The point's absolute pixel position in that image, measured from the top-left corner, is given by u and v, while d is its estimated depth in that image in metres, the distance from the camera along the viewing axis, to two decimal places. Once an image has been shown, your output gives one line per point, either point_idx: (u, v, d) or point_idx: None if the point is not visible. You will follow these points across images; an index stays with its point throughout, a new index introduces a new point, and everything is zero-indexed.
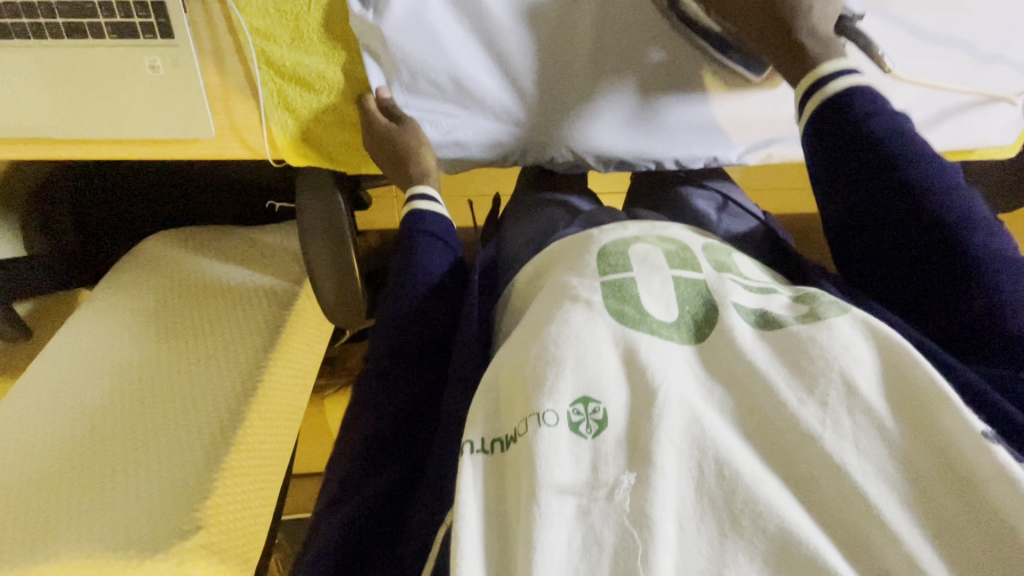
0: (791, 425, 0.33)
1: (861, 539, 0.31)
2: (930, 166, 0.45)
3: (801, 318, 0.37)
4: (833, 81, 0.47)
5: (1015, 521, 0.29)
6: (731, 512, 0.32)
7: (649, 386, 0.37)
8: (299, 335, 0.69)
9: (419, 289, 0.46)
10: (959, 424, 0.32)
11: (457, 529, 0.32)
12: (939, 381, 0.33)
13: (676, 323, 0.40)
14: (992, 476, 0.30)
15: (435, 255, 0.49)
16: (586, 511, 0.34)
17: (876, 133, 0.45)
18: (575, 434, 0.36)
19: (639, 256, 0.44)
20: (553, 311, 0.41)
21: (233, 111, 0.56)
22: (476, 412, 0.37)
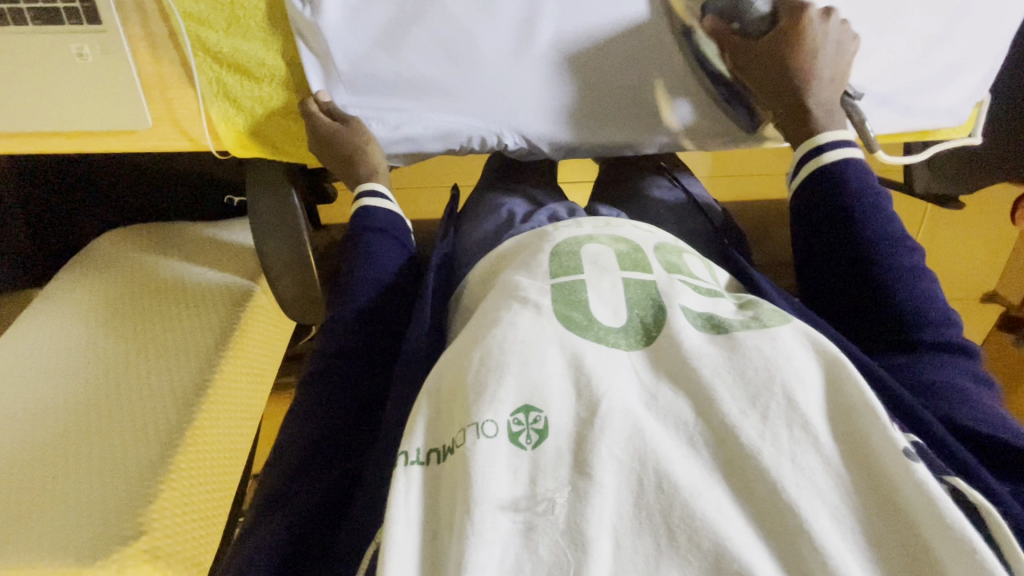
0: (730, 437, 0.34)
1: (795, 552, 0.32)
2: (898, 251, 0.49)
3: (747, 324, 0.39)
4: (828, 154, 0.54)
5: (929, 542, 0.31)
6: (668, 526, 0.32)
7: (592, 396, 0.35)
8: (253, 336, 0.71)
9: (367, 287, 0.52)
10: (886, 440, 0.33)
11: (385, 544, 0.32)
12: (870, 399, 0.35)
13: (625, 327, 0.40)
14: (912, 491, 0.32)
15: (388, 252, 0.56)
16: (519, 527, 0.33)
17: (856, 208, 0.51)
18: (514, 445, 0.35)
19: (593, 258, 0.44)
20: (502, 315, 0.39)
21: (171, 100, 0.59)
22: (416, 420, 0.37)
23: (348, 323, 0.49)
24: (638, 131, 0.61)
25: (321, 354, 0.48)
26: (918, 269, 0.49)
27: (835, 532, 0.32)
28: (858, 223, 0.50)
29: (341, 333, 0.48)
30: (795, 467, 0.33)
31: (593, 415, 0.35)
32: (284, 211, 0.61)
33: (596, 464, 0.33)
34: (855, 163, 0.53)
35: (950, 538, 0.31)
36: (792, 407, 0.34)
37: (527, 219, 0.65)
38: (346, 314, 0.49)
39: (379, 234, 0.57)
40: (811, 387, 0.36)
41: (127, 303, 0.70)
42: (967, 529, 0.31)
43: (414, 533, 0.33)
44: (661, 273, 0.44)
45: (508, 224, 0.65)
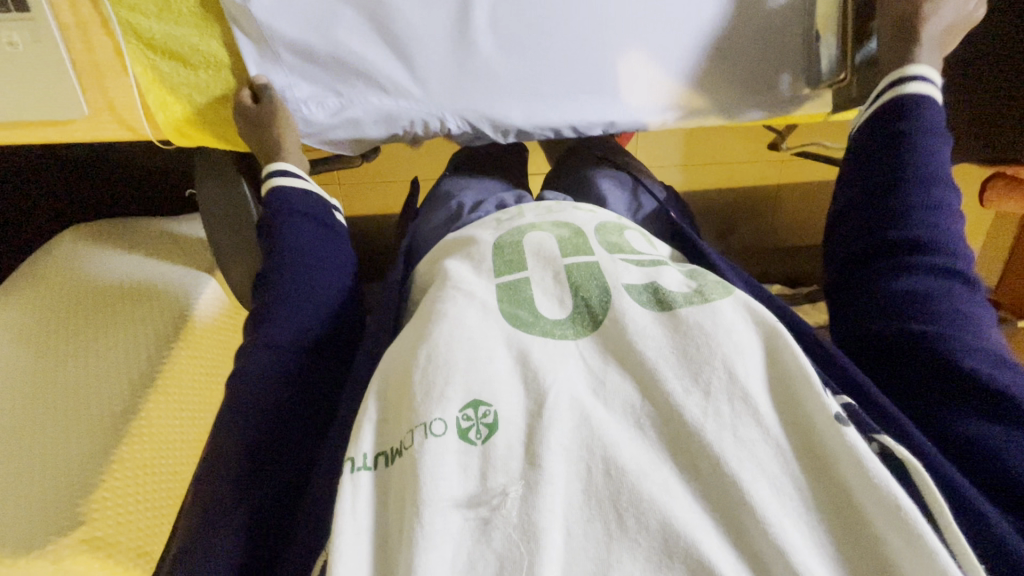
0: (674, 415, 0.34)
1: (741, 527, 0.31)
2: (938, 188, 0.48)
3: (688, 299, 0.40)
4: (909, 82, 0.52)
5: (868, 510, 0.31)
6: (617, 512, 0.32)
7: (540, 388, 0.36)
8: (206, 329, 0.70)
9: (285, 264, 0.50)
10: (819, 404, 0.33)
11: (331, 552, 0.31)
12: (806, 366, 0.35)
13: (570, 315, 0.42)
14: (845, 456, 0.32)
15: (302, 230, 0.54)
16: (472, 524, 0.32)
17: (910, 134, 0.50)
18: (463, 442, 0.34)
19: (534, 247, 0.46)
20: (442, 308, 0.41)
21: (107, 89, 0.55)
22: (363, 424, 0.36)
23: (277, 301, 0.47)
24: (583, 110, 0.60)
25: (250, 341, 0.46)
26: (951, 210, 0.48)
27: (777, 504, 0.31)
28: (909, 147, 0.49)
29: (282, 325, 0.46)
30: (737, 441, 0.33)
31: (541, 407, 0.35)
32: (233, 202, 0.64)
33: (545, 453, 0.33)
34: (932, 99, 0.52)
35: (879, 498, 0.30)
36: (732, 380, 0.35)
37: (476, 208, 0.65)
38: (275, 291, 0.48)
39: (294, 213, 0.55)
40: (751, 359, 0.36)
41: (68, 294, 0.67)
42: (892, 486, 0.30)
43: (364, 539, 0.33)
44: (601, 254, 0.46)
45: (456, 215, 0.65)
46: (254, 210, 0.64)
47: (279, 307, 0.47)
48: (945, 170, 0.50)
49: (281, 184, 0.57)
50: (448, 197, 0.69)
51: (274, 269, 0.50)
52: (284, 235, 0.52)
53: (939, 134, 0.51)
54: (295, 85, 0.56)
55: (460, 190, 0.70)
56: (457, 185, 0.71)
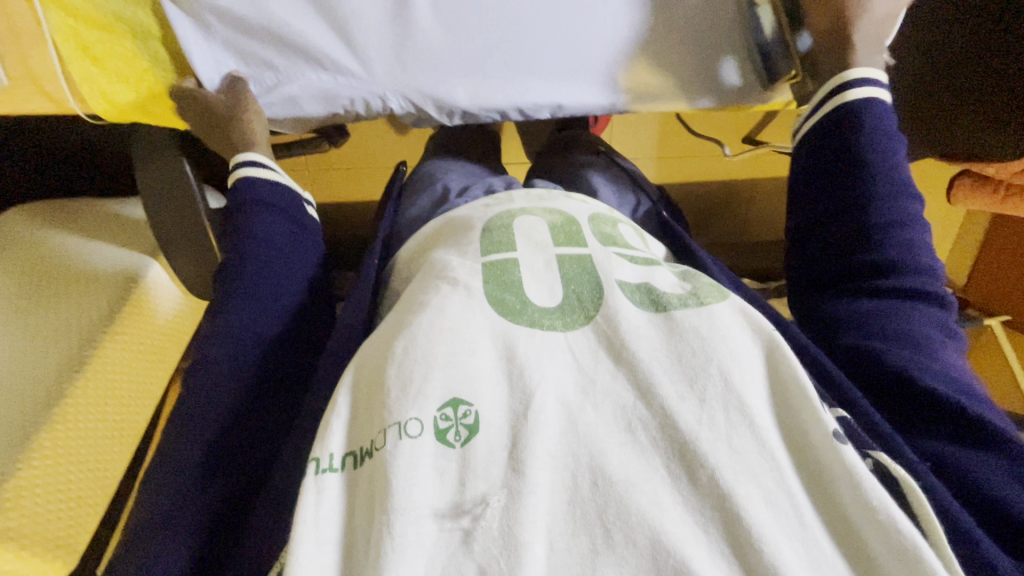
0: (667, 422, 0.32)
1: (733, 543, 0.29)
2: (898, 197, 0.46)
3: (684, 300, 0.38)
4: (854, 90, 0.50)
5: (863, 529, 0.29)
6: (604, 525, 0.30)
7: (526, 388, 0.33)
8: (147, 317, 0.66)
9: (247, 262, 0.45)
10: (814, 419, 0.32)
11: (290, 563, 0.28)
12: (803, 376, 0.33)
13: (561, 305, 0.39)
14: (841, 473, 0.30)
15: (269, 225, 0.49)
16: (450, 534, 0.30)
17: (866, 144, 0.48)
18: (441, 444, 0.32)
19: (524, 233, 0.44)
20: (425, 298, 0.38)
21: (28, 56, 0.48)
22: (331, 421, 0.33)
23: (240, 296, 0.43)
24: (532, 94, 0.56)
25: (202, 340, 0.42)
26: (914, 219, 0.46)
27: (773, 521, 0.30)
28: (864, 161, 0.47)
29: (241, 323, 0.42)
30: (732, 453, 0.31)
31: (525, 409, 0.33)
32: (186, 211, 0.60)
33: (530, 460, 0.31)
34: (881, 104, 0.50)
35: (872, 516, 0.29)
36: (728, 388, 0.33)
37: (464, 193, 0.62)
38: (237, 287, 0.44)
39: (262, 206, 0.50)
40: (748, 368, 0.34)
41: (16, 268, 0.63)
42: (890, 508, 0.29)
43: (328, 550, 0.30)
44: (594, 245, 0.43)
45: (442, 199, 0.62)
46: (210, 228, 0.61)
47: (230, 314, 0.43)
48: (903, 177, 0.48)
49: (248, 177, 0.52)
50: (432, 181, 0.65)
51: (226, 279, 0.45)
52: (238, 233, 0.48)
53: (893, 139, 0.49)
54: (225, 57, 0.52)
55: (445, 173, 0.67)
56: (443, 169, 0.68)
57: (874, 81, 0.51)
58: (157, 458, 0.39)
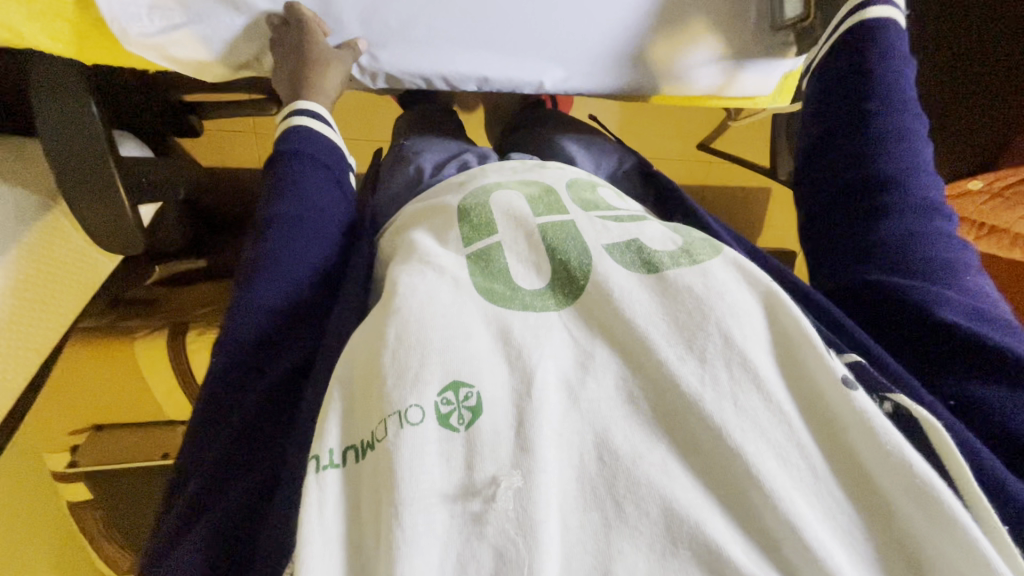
0: (671, 386, 0.32)
1: (745, 503, 0.29)
2: (904, 114, 0.49)
3: (674, 258, 0.38)
4: (872, 9, 0.52)
5: (875, 474, 0.30)
6: (615, 498, 0.29)
7: (525, 366, 0.33)
8: (48, 265, 0.61)
9: (295, 214, 0.47)
10: (823, 368, 0.32)
11: (296, 565, 0.27)
12: (806, 325, 0.33)
13: (551, 284, 0.38)
14: (852, 422, 0.30)
15: (315, 182, 0.51)
16: (462, 520, 0.29)
17: (875, 65, 0.50)
18: (445, 429, 0.31)
19: (502, 208, 0.42)
20: (409, 281, 0.37)
21: None
22: (327, 417, 0.32)
23: (284, 246, 0.45)
24: (459, 66, 0.58)
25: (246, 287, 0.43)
26: (917, 135, 0.49)
27: (785, 477, 0.29)
28: (871, 82, 0.50)
29: (287, 274, 0.44)
30: (738, 412, 0.31)
31: (527, 387, 0.32)
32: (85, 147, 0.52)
33: (537, 438, 0.30)
34: (896, 28, 0.52)
35: (887, 460, 0.29)
36: (729, 346, 0.32)
37: (437, 172, 0.60)
38: (283, 237, 0.46)
39: (309, 161, 0.52)
40: (748, 322, 0.34)
41: None
42: (905, 452, 0.29)
43: (334, 549, 0.29)
44: (577, 213, 0.42)
45: (415, 182, 0.60)
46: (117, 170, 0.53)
47: (286, 259, 0.45)
48: (912, 104, 0.50)
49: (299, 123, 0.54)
50: (405, 161, 0.63)
51: (281, 218, 0.46)
52: (287, 180, 0.49)
53: (902, 64, 0.51)
54: None
55: (417, 153, 0.64)
56: (412, 147, 0.66)
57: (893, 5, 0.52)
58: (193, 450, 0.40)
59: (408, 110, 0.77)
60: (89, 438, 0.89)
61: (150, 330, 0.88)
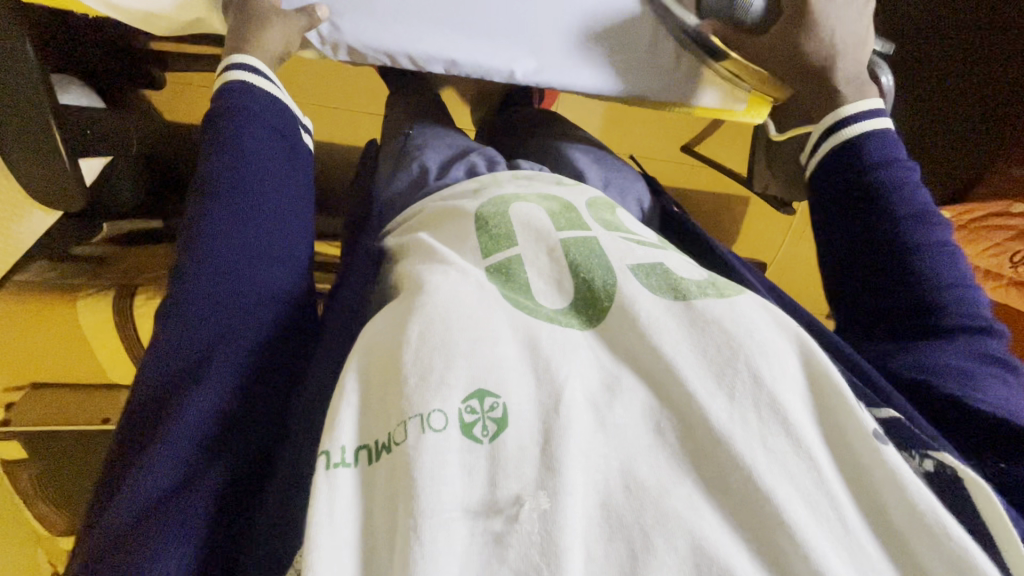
0: (699, 420, 0.31)
1: (773, 547, 0.29)
2: (930, 224, 0.47)
3: (703, 289, 0.37)
4: (849, 127, 0.52)
5: (901, 523, 0.29)
6: (640, 531, 0.28)
7: (553, 382, 0.31)
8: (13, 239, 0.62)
9: (236, 169, 0.45)
10: (856, 420, 0.31)
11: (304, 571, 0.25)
12: (836, 373, 0.32)
13: (573, 302, 0.37)
14: (883, 475, 0.30)
15: (260, 137, 0.48)
16: (484, 538, 0.28)
17: (881, 180, 0.49)
18: (468, 439, 0.29)
19: (522, 222, 0.40)
20: (428, 279, 0.35)
21: None
22: (341, 408, 0.30)
23: (226, 201, 0.43)
24: (426, 43, 0.56)
25: (189, 248, 0.41)
26: (949, 246, 0.47)
27: (815, 525, 0.28)
28: (879, 198, 0.48)
29: (233, 234, 0.42)
30: (767, 454, 0.30)
31: (555, 404, 0.30)
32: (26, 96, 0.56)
33: (564, 459, 0.29)
34: (887, 138, 0.52)
35: (922, 520, 0.28)
36: (758, 385, 0.31)
37: (442, 175, 0.56)
38: (224, 192, 0.43)
39: (252, 117, 0.49)
40: (778, 361, 0.32)
41: None
42: (940, 512, 0.29)
43: (343, 556, 0.27)
44: (599, 231, 0.41)
45: (420, 179, 0.55)
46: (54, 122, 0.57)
47: (239, 224, 0.42)
48: (931, 212, 0.48)
49: (243, 81, 0.51)
50: (408, 153, 0.60)
51: (230, 184, 0.44)
52: (235, 142, 0.46)
53: (902, 171, 0.50)
54: None
55: (420, 150, 0.61)
56: (418, 142, 0.63)
57: (874, 116, 0.53)
58: (135, 429, 0.36)
59: (403, 99, 0.75)
60: (26, 396, 0.92)
61: (94, 291, 0.87)
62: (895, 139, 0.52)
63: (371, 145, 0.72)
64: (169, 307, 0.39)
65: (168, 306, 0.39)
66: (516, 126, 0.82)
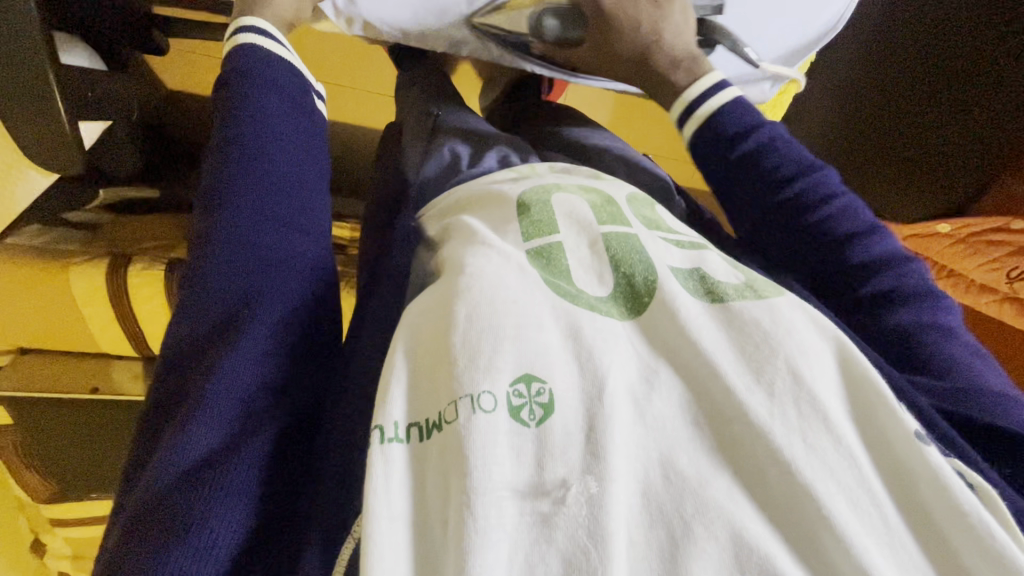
0: (739, 415, 0.32)
1: (812, 542, 0.29)
2: (811, 180, 0.51)
3: (741, 291, 0.37)
4: (704, 104, 0.55)
5: (941, 521, 0.30)
6: (682, 519, 0.29)
7: (597, 371, 0.32)
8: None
9: (251, 132, 0.44)
10: (897, 421, 0.32)
11: (362, 542, 0.27)
12: (876, 377, 0.33)
13: (615, 295, 0.37)
14: (925, 475, 0.31)
15: (274, 101, 0.47)
16: (531, 519, 0.28)
17: (749, 151, 0.52)
18: (516, 422, 0.30)
19: (565, 211, 0.41)
20: (472, 261, 0.35)
21: None
22: (391, 386, 0.31)
23: (244, 165, 0.42)
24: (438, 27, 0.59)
25: (210, 216, 0.40)
26: (826, 197, 0.50)
27: (855, 521, 0.29)
28: (759, 168, 0.51)
29: (254, 198, 0.41)
30: (808, 452, 0.31)
31: (600, 393, 0.31)
32: (29, 63, 0.56)
33: (609, 448, 0.29)
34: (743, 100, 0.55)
35: (963, 521, 0.30)
36: (798, 384, 0.32)
37: (475, 161, 0.56)
38: (240, 155, 0.43)
39: (265, 81, 0.48)
40: (817, 362, 0.33)
41: None
42: (981, 513, 0.30)
43: (400, 528, 0.28)
44: (640, 228, 0.41)
45: (452, 166, 0.55)
46: (58, 94, 0.58)
47: (262, 191, 0.42)
48: (802, 167, 0.51)
49: (253, 44, 0.49)
50: (436, 138, 0.60)
51: (250, 150, 0.43)
52: (253, 109, 0.46)
53: (762, 134, 0.53)
54: None
55: (449, 134, 0.60)
56: (448, 124, 0.63)
57: (723, 85, 0.56)
58: (164, 397, 0.36)
59: (418, 81, 0.74)
60: (13, 361, 0.91)
61: (87, 258, 0.86)
62: (750, 101, 0.55)
63: (393, 127, 0.72)
64: (197, 272, 0.39)
65: (193, 273, 0.39)
66: (534, 114, 0.82)
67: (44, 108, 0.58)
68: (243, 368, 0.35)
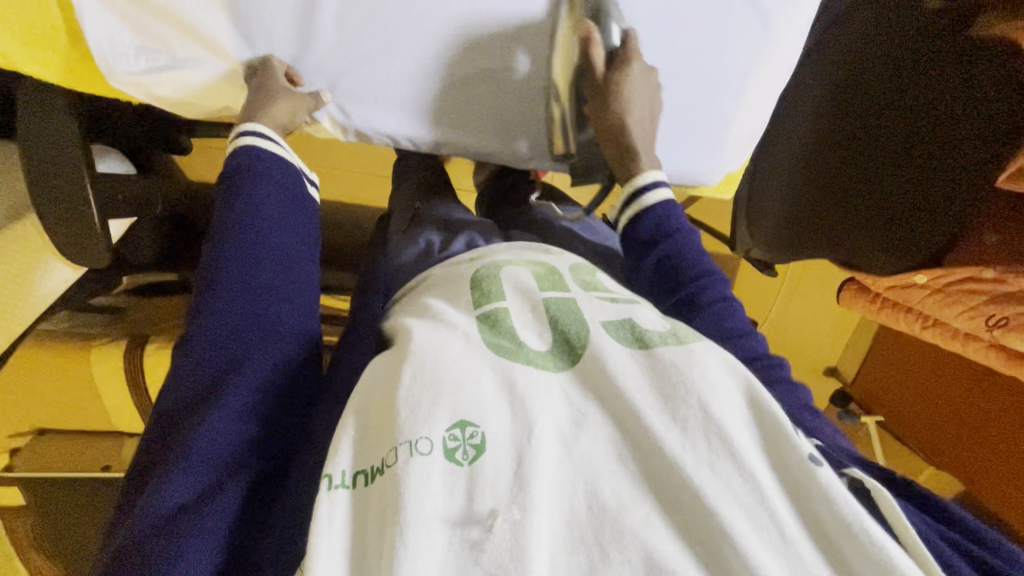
0: (655, 449, 0.36)
1: (723, 564, 0.33)
2: (711, 282, 0.60)
3: (664, 337, 0.42)
4: (644, 198, 0.63)
5: (836, 539, 0.34)
6: (599, 544, 0.33)
7: (527, 416, 0.36)
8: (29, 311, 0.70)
9: (242, 218, 0.52)
10: (792, 446, 0.36)
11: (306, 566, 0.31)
12: (778, 413, 0.38)
13: (552, 348, 0.43)
14: (818, 495, 0.35)
15: (266, 191, 0.56)
16: (460, 545, 0.32)
17: (668, 250, 0.61)
18: (450, 463, 0.35)
19: (512, 283, 0.47)
20: (419, 332, 0.41)
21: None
22: (340, 442, 0.36)
23: (243, 250, 0.50)
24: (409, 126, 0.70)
25: (206, 292, 0.47)
26: (725, 300, 0.59)
27: (755, 535, 0.33)
28: (675, 258, 0.61)
29: (244, 278, 0.48)
30: (714, 476, 0.35)
31: (529, 434, 0.35)
32: (72, 167, 0.67)
33: (534, 480, 0.33)
34: (664, 206, 0.63)
35: (846, 527, 0.33)
36: (707, 419, 0.36)
37: (445, 247, 0.63)
38: (234, 242, 0.50)
39: (261, 173, 0.57)
40: (725, 398, 0.38)
41: None
42: (869, 527, 0.33)
43: (338, 562, 0.33)
44: (577, 292, 0.48)
45: (426, 253, 0.63)
46: (90, 191, 0.68)
47: (253, 274, 0.49)
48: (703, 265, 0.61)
49: (253, 145, 0.59)
50: (416, 229, 0.68)
51: (245, 237, 0.51)
52: (252, 201, 0.54)
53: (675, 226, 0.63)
54: (121, 30, 0.60)
55: (423, 226, 0.68)
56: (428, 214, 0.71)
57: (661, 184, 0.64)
58: (148, 453, 0.42)
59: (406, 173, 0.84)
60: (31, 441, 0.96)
61: (107, 341, 0.93)
62: (676, 203, 0.64)
63: (382, 217, 0.81)
64: (189, 341, 0.45)
65: (186, 341, 0.46)
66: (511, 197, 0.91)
67: (76, 202, 0.67)
68: (227, 429, 0.41)
